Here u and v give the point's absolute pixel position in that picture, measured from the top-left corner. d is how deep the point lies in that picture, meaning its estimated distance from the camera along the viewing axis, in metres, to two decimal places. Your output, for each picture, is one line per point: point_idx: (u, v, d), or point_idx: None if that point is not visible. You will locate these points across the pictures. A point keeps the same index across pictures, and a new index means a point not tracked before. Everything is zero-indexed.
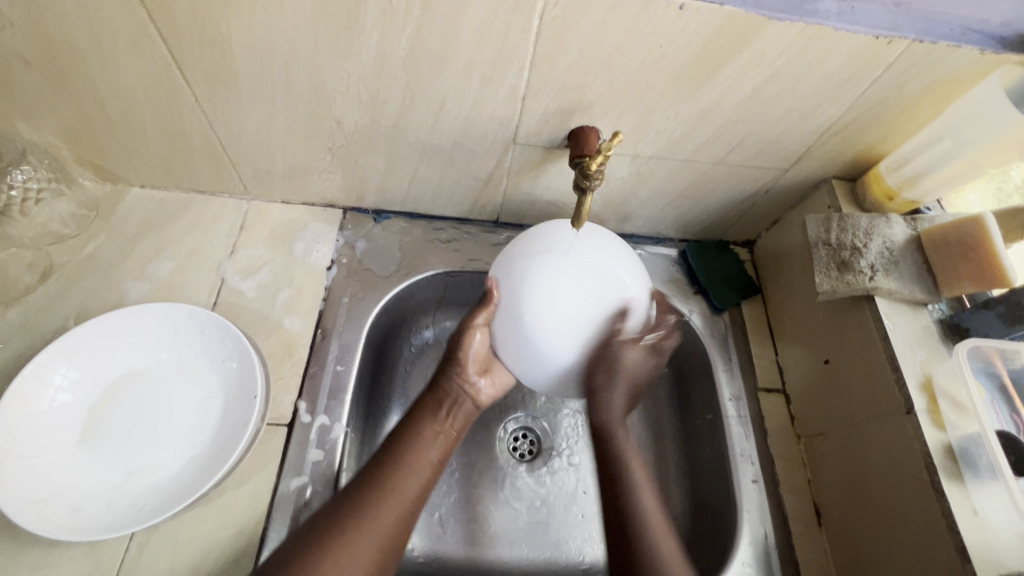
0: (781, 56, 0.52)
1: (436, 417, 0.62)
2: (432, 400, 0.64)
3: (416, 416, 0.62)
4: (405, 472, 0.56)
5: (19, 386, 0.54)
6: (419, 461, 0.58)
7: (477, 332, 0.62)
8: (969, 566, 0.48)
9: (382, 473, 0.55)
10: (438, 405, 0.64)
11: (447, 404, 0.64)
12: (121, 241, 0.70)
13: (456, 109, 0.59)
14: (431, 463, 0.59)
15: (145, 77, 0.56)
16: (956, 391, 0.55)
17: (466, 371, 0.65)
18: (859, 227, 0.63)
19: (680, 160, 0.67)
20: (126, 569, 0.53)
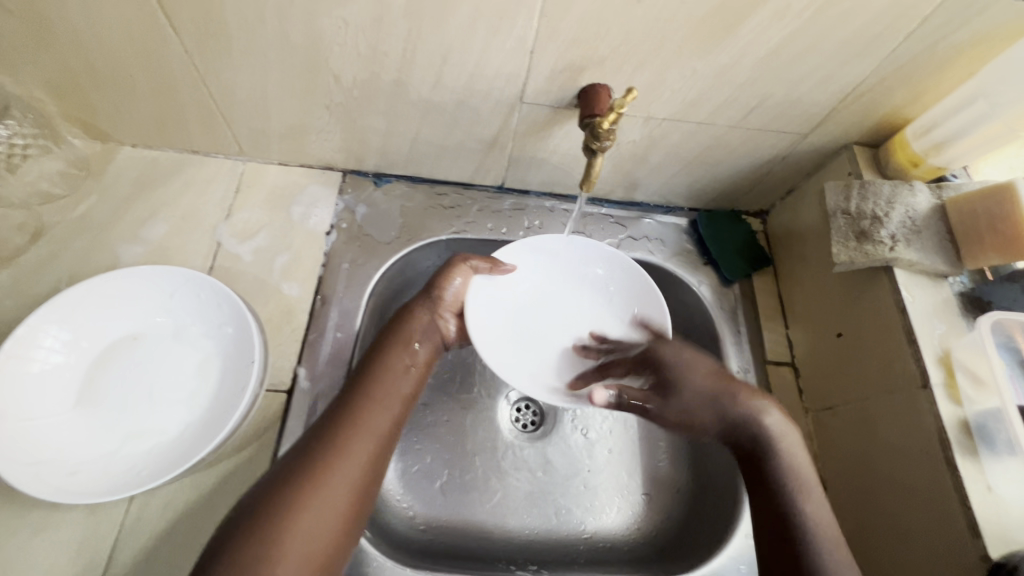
0: (810, 7, 0.49)
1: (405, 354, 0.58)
2: (400, 331, 0.60)
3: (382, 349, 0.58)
4: (371, 412, 0.52)
5: (10, 348, 0.53)
6: (386, 400, 0.54)
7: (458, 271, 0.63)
8: (979, 541, 0.47)
9: (348, 412, 0.52)
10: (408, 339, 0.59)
11: (419, 331, 0.61)
12: (115, 202, 0.68)
13: (460, 63, 0.56)
14: (398, 403, 0.55)
15: (131, 26, 0.53)
16: (976, 365, 0.53)
17: (443, 306, 0.63)
18: (880, 195, 0.61)
19: (695, 122, 0.64)
20: (125, 532, 0.52)
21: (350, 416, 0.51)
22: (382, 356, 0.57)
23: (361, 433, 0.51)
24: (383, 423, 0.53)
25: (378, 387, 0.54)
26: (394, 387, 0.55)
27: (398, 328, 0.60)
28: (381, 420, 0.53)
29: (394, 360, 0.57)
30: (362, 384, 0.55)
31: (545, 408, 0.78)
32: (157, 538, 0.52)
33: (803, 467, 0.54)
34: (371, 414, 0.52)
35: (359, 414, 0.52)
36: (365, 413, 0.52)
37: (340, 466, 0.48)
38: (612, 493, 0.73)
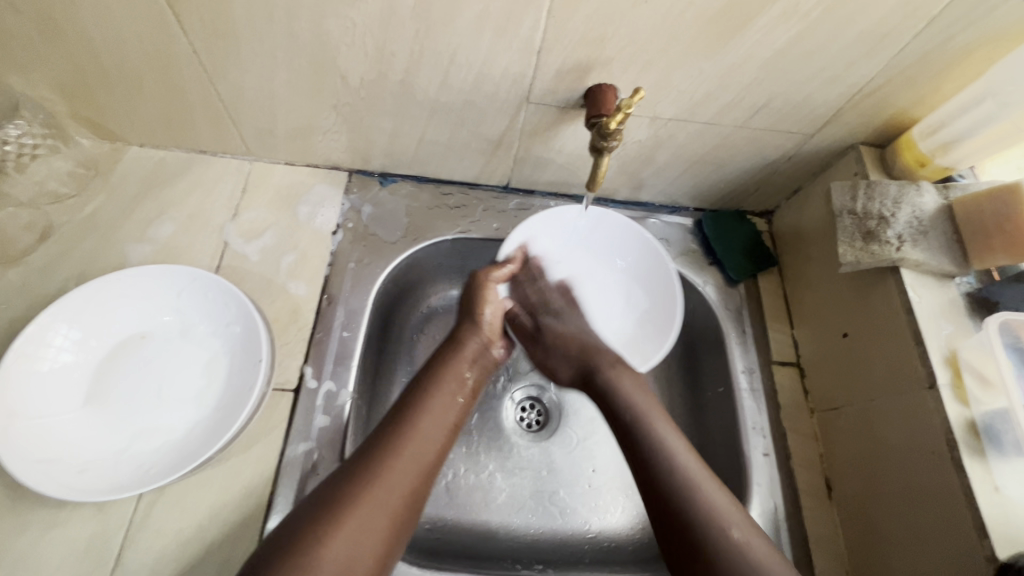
0: (817, 7, 0.49)
1: (455, 382, 0.60)
2: (452, 352, 0.63)
3: (434, 378, 0.60)
4: (417, 436, 0.53)
5: (20, 346, 0.53)
6: (432, 425, 0.55)
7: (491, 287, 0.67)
8: (987, 542, 0.47)
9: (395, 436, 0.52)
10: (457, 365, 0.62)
11: (468, 352, 0.64)
12: (122, 201, 0.68)
13: (467, 63, 0.56)
14: (444, 430, 0.56)
15: (140, 26, 0.53)
16: (983, 366, 0.53)
17: (486, 330, 0.66)
18: (887, 196, 0.61)
19: (701, 123, 0.64)
20: (134, 530, 0.52)
21: (404, 435, 0.53)
22: (434, 381, 0.59)
23: (412, 454, 0.52)
24: (432, 444, 0.54)
25: (429, 413, 0.56)
26: (444, 412, 0.57)
27: (451, 351, 0.63)
28: (426, 445, 0.53)
29: (446, 383, 0.59)
30: (410, 410, 0.55)
31: (550, 408, 0.79)
32: (165, 536, 0.52)
33: (694, 470, 0.51)
34: (420, 436, 0.53)
35: (410, 434, 0.53)
36: (416, 435, 0.53)
37: (388, 483, 0.49)
38: (616, 493, 0.73)
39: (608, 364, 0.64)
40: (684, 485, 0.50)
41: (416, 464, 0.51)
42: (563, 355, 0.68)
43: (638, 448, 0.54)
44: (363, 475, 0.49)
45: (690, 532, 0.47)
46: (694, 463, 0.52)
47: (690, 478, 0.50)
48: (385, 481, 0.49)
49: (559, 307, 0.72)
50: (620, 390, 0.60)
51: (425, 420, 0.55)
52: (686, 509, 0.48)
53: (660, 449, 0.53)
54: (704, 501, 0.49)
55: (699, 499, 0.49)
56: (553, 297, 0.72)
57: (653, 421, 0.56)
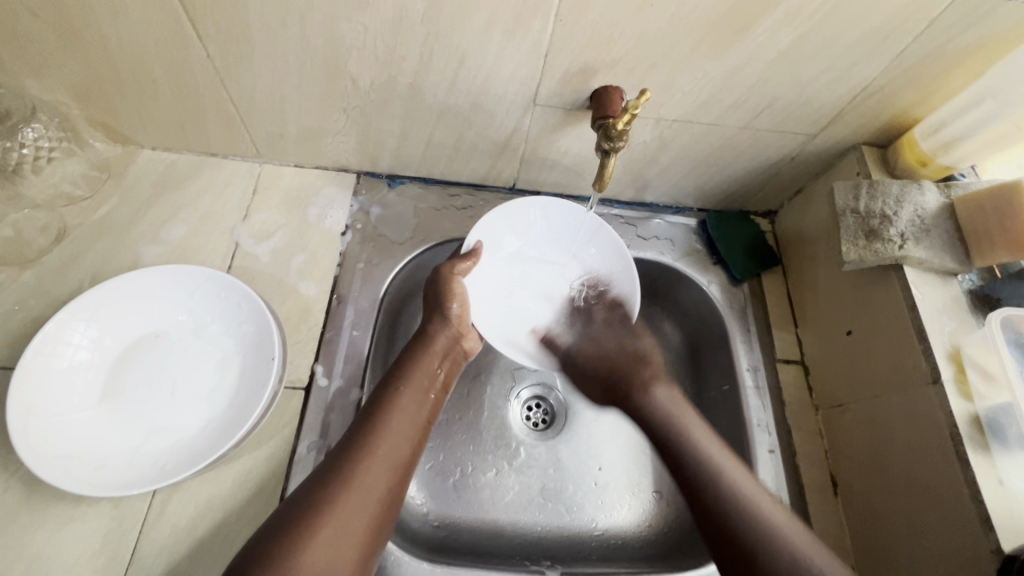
0: (820, 10, 0.50)
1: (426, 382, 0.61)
2: (420, 347, 0.64)
3: (404, 375, 0.61)
4: (387, 437, 0.54)
5: (39, 344, 0.54)
6: (401, 424, 0.56)
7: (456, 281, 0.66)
8: (992, 535, 0.47)
9: (365, 438, 0.54)
10: (428, 363, 0.63)
11: (437, 347, 0.65)
12: (136, 203, 0.69)
13: (476, 66, 0.57)
14: (415, 428, 0.57)
15: (156, 31, 0.54)
16: (986, 361, 0.53)
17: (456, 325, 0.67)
18: (889, 194, 0.62)
19: (705, 124, 0.65)
20: (149, 525, 0.53)
21: (373, 438, 0.54)
22: (400, 381, 0.60)
23: (383, 455, 0.53)
24: (402, 444, 0.55)
25: (400, 414, 0.57)
26: (413, 412, 0.58)
27: (420, 348, 0.64)
28: (397, 446, 0.55)
29: (416, 382, 0.60)
30: (378, 408, 0.57)
31: (556, 407, 0.79)
32: (179, 531, 0.53)
33: (723, 464, 0.58)
34: (391, 436, 0.55)
35: (381, 435, 0.54)
36: (385, 438, 0.54)
37: (365, 489, 0.51)
38: (622, 491, 0.74)
39: (644, 381, 0.69)
40: (724, 490, 0.55)
41: (387, 468, 0.53)
42: (592, 375, 0.73)
43: (674, 451, 0.60)
44: (336, 484, 0.50)
45: (729, 530, 0.53)
46: (721, 452, 0.59)
47: (727, 478, 0.56)
48: (358, 486, 0.50)
49: (597, 320, 0.74)
50: (652, 403, 0.65)
51: (393, 419, 0.56)
52: (726, 509, 0.54)
53: (695, 454, 0.59)
54: (722, 473, 0.56)
55: (726, 491, 0.55)
56: (588, 302, 0.75)
57: (683, 420, 0.62)
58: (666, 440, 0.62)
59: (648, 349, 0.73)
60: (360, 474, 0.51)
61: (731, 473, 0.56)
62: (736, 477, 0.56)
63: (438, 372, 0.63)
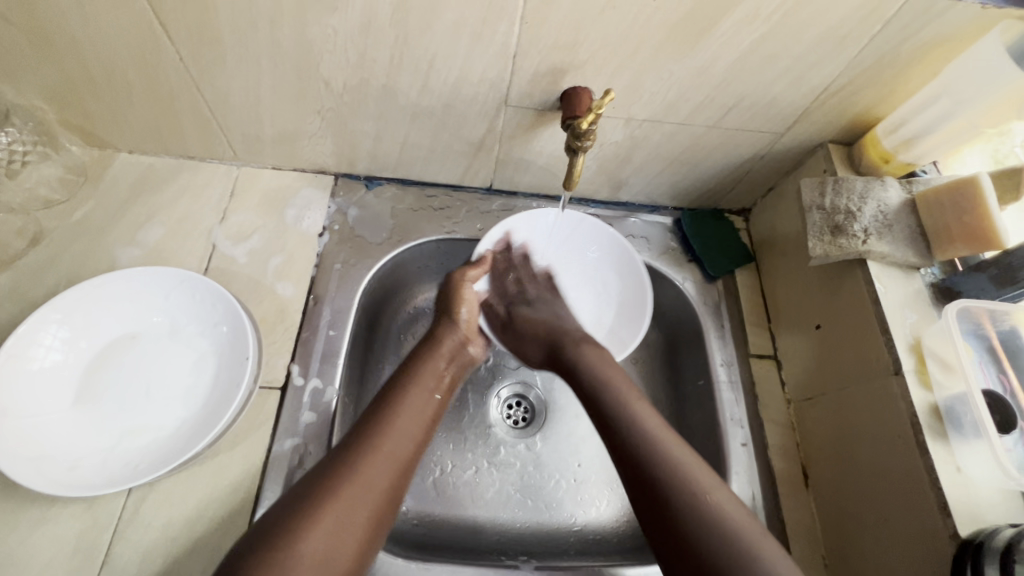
0: (778, 10, 0.51)
1: (432, 380, 0.62)
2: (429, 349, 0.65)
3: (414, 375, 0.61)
4: (394, 431, 0.55)
5: (10, 346, 0.54)
6: (410, 421, 0.56)
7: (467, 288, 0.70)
8: (950, 521, 0.49)
9: (373, 430, 0.54)
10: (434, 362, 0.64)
11: (445, 350, 0.66)
12: (112, 206, 0.70)
13: (446, 68, 0.58)
14: (423, 424, 0.58)
15: (127, 35, 0.55)
16: (944, 351, 0.55)
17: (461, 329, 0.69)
18: (853, 191, 0.63)
19: (675, 123, 0.66)
20: (123, 526, 0.53)
21: (381, 430, 0.54)
22: (410, 382, 0.60)
23: (390, 446, 0.53)
24: (409, 440, 0.55)
25: (407, 410, 0.57)
26: (420, 408, 0.58)
27: (429, 351, 0.65)
28: (405, 440, 0.55)
29: (423, 382, 0.61)
30: (388, 401, 0.57)
31: (536, 404, 0.80)
32: (153, 532, 0.54)
33: (690, 471, 0.50)
34: (398, 429, 0.55)
35: (387, 431, 0.54)
36: (390, 434, 0.54)
37: (369, 481, 0.50)
38: (601, 486, 0.74)
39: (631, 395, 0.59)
40: (663, 464, 0.51)
41: (394, 463, 0.52)
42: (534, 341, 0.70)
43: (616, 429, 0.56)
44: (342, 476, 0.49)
45: (656, 493, 0.49)
46: (693, 461, 0.52)
47: (696, 483, 0.49)
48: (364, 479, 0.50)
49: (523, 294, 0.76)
50: (630, 412, 0.56)
51: (400, 414, 0.56)
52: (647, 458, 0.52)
53: (662, 457, 0.51)
54: (669, 457, 0.51)
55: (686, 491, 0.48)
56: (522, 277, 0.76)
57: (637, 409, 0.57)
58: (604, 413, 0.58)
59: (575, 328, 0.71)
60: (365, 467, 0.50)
61: (699, 476, 0.50)
62: (686, 459, 0.52)
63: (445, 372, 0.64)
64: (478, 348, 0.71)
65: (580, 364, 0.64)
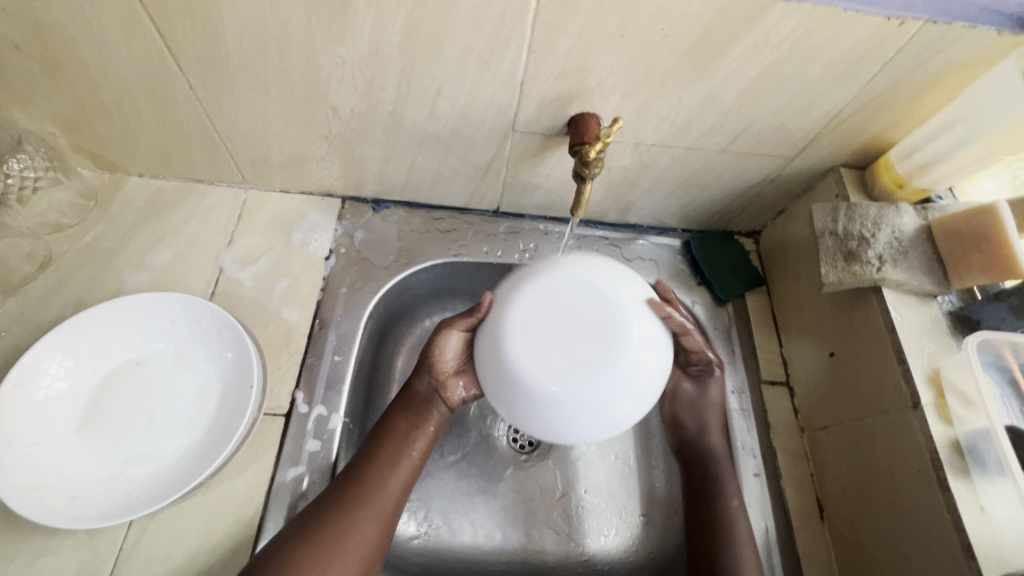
0: (788, 38, 0.51)
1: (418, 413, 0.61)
2: (403, 403, 0.61)
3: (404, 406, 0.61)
4: (397, 446, 0.58)
5: (15, 375, 0.54)
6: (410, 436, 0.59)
7: (452, 338, 0.61)
8: (974, 564, 0.47)
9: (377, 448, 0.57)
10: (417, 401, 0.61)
11: (417, 406, 0.61)
12: (121, 230, 0.70)
13: (453, 95, 0.58)
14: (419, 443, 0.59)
15: (139, 64, 0.55)
16: (965, 385, 0.53)
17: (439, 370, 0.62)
18: (867, 216, 0.62)
19: (683, 147, 0.65)
20: (124, 557, 0.53)
21: (386, 443, 0.58)
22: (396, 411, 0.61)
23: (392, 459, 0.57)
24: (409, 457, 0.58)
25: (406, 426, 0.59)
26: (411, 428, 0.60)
27: (401, 411, 0.60)
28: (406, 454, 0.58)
29: (408, 408, 0.61)
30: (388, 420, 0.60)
31: None
32: (154, 563, 0.53)
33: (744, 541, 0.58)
34: (399, 445, 0.58)
35: (359, 508, 0.53)
36: (360, 511, 0.53)
37: (333, 565, 0.49)
38: (610, 514, 0.73)
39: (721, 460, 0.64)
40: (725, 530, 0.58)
41: (398, 478, 0.56)
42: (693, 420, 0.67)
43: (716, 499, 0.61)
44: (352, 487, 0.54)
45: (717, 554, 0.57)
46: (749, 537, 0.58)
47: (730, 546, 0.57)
48: (337, 556, 0.50)
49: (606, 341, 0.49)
50: (714, 472, 0.63)
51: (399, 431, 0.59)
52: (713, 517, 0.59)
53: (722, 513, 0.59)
54: (725, 516, 0.59)
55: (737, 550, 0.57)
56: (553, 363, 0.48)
57: (727, 480, 0.62)
58: (706, 484, 0.62)
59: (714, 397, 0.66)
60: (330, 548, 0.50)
61: (738, 520, 0.59)
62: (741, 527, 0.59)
63: (418, 440, 0.59)
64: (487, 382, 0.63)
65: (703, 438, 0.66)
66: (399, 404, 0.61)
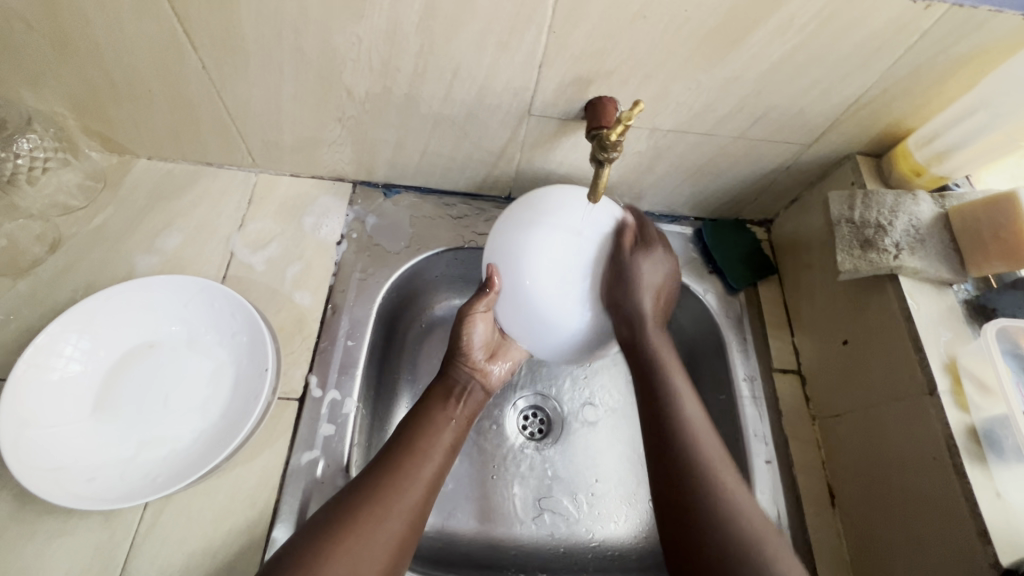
0: (813, 21, 0.50)
1: (449, 403, 0.62)
2: (442, 389, 0.64)
3: (434, 396, 0.63)
4: (430, 435, 0.58)
5: (30, 356, 0.54)
6: (444, 425, 0.60)
7: (477, 321, 0.64)
8: (989, 548, 0.47)
9: (408, 439, 0.57)
10: (448, 391, 0.64)
11: (457, 392, 0.64)
12: (130, 213, 0.69)
13: (470, 77, 0.58)
14: (451, 429, 0.60)
15: (151, 41, 0.54)
16: (982, 372, 0.53)
17: (473, 357, 0.66)
18: (883, 205, 0.62)
19: (699, 134, 0.65)
20: (139, 539, 0.53)
21: (419, 434, 0.58)
22: (430, 403, 0.62)
23: (424, 445, 0.57)
24: (440, 445, 0.58)
25: (439, 416, 0.60)
26: (444, 420, 0.60)
27: (440, 399, 0.63)
28: (438, 444, 0.58)
29: (440, 396, 0.63)
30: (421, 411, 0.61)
31: (552, 416, 0.79)
32: (170, 545, 0.53)
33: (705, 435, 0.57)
34: (432, 432, 0.59)
35: (389, 496, 0.51)
36: (391, 497, 0.52)
37: (367, 557, 0.48)
38: (619, 501, 0.73)
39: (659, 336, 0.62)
40: (704, 483, 0.53)
41: (430, 468, 0.56)
42: (634, 301, 0.60)
43: (660, 405, 0.59)
44: (382, 479, 0.53)
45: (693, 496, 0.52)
46: (701, 418, 0.58)
47: (715, 483, 0.53)
48: (365, 548, 0.48)
49: (643, 245, 0.63)
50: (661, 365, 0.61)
51: (433, 420, 0.60)
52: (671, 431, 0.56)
53: (678, 419, 0.57)
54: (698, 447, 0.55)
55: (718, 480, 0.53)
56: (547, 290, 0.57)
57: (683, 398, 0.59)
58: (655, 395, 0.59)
59: (659, 272, 0.63)
60: (363, 533, 0.48)
61: (722, 474, 0.54)
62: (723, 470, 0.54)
63: (452, 427, 0.60)
64: (518, 352, 0.69)
65: (638, 314, 0.60)
66: (438, 390, 0.63)
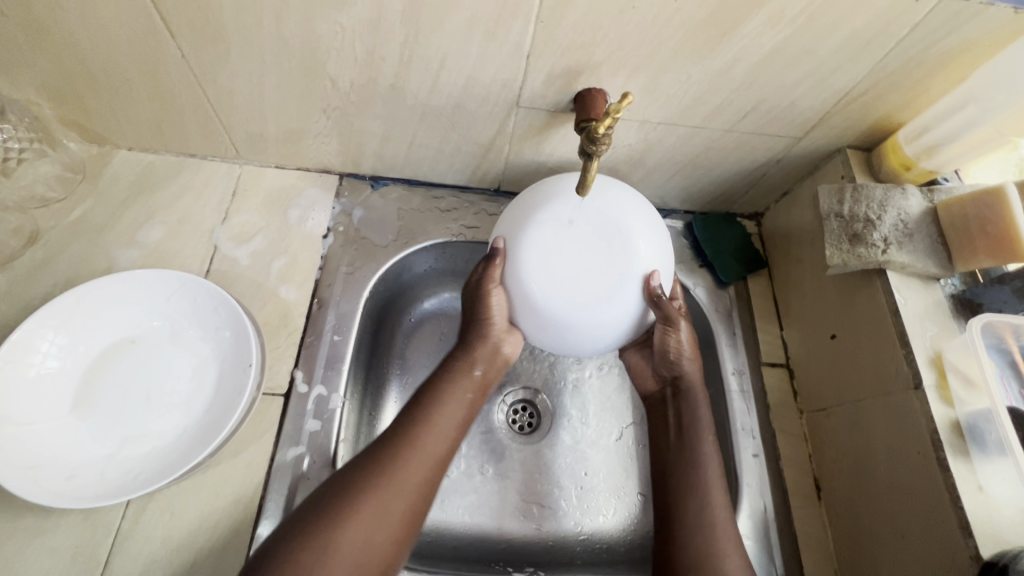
0: (803, 12, 0.49)
1: (462, 375, 0.59)
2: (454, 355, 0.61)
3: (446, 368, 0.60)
4: (444, 405, 0.57)
5: (6, 353, 0.53)
6: (458, 395, 0.58)
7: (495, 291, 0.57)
8: (970, 540, 0.48)
9: (421, 409, 0.56)
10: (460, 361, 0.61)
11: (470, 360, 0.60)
12: (111, 205, 0.68)
13: (457, 68, 0.56)
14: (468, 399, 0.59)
15: (127, 29, 0.53)
16: (967, 366, 0.53)
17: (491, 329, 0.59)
18: (873, 198, 0.61)
19: (690, 127, 0.64)
20: (122, 536, 0.52)
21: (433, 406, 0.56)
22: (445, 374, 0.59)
23: (440, 416, 0.56)
24: (453, 417, 0.57)
25: (451, 387, 0.58)
26: (460, 392, 0.58)
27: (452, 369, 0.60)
28: (450, 414, 0.56)
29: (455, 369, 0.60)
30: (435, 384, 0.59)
31: (542, 410, 0.79)
32: (153, 543, 0.52)
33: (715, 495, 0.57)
34: (445, 404, 0.57)
35: (402, 469, 0.51)
36: (405, 467, 0.51)
37: (376, 530, 0.47)
38: (607, 494, 0.73)
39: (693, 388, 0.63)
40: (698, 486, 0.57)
41: (444, 440, 0.55)
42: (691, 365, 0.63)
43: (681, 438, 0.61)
44: (397, 450, 0.52)
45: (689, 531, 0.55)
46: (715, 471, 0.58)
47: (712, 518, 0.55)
48: (372, 520, 0.47)
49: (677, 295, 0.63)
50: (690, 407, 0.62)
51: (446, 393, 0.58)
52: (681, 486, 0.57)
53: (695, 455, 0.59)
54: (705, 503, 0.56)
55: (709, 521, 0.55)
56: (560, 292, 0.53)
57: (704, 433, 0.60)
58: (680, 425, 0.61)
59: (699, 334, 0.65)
60: (381, 505, 0.48)
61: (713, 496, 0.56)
62: (717, 502, 0.56)
63: (463, 398, 0.58)
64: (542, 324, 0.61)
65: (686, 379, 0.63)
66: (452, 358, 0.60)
